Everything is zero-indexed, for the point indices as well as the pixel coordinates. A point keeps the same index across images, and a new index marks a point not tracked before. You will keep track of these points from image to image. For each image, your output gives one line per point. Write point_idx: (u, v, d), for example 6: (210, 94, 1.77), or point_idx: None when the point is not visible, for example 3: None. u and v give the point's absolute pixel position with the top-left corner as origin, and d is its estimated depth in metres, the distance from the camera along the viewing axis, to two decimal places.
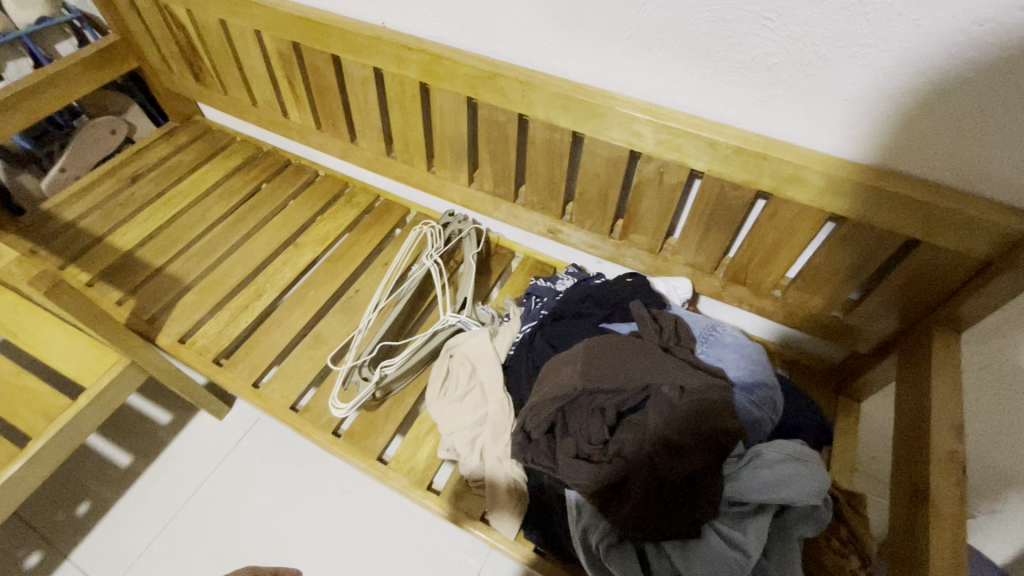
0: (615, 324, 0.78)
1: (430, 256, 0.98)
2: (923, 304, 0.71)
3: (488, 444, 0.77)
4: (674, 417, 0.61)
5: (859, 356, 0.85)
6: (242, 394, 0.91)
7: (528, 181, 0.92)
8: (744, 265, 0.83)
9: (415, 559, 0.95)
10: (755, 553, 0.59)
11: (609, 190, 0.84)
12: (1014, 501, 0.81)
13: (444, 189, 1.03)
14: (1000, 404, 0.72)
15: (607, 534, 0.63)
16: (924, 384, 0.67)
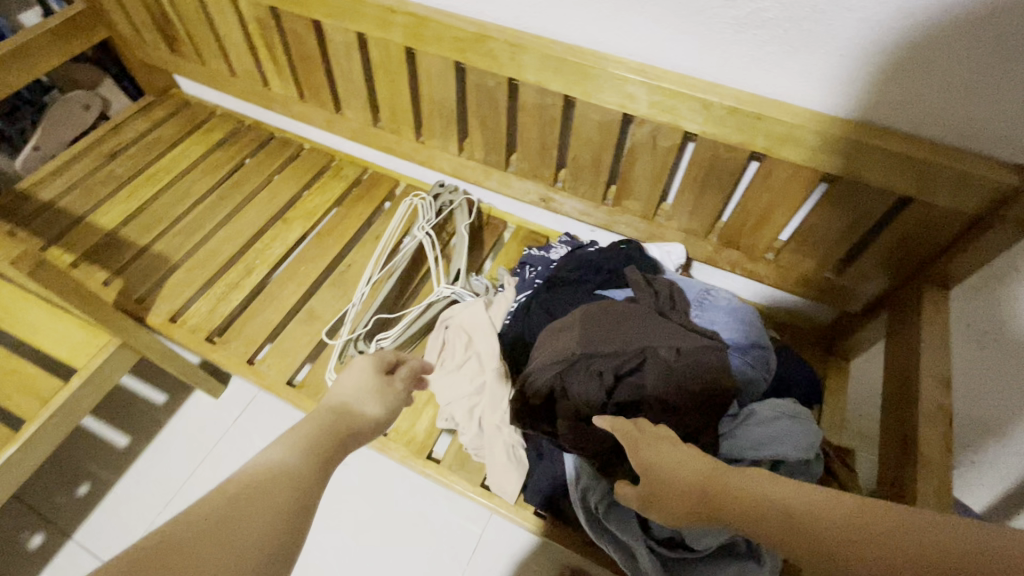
0: (609, 290, 0.78)
1: (422, 228, 0.97)
2: (915, 262, 0.72)
3: (488, 413, 0.77)
4: (672, 379, 0.62)
5: (851, 316, 0.86)
6: (238, 371, 0.91)
7: (519, 149, 0.90)
8: (737, 229, 0.84)
9: (418, 526, 0.97)
10: None
11: (602, 156, 0.83)
12: (994, 452, 0.84)
13: (434, 160, 1.02)
14: (983, 360, 0.73)
15: (605, 492, 0.65)
16: (914, 341, 0.68)
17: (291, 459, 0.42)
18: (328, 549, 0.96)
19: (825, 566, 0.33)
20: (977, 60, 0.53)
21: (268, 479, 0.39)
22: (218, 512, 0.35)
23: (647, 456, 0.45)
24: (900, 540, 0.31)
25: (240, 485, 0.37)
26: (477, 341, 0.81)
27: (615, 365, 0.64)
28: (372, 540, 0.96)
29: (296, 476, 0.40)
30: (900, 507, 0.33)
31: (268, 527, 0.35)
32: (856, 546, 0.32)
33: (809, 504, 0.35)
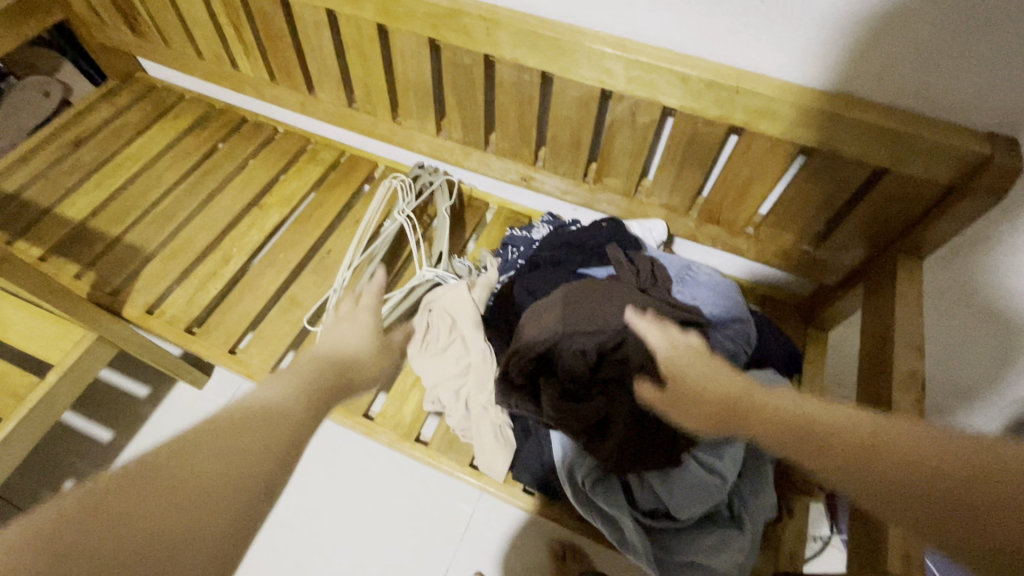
0: (592, 269, 0.78)
1: (402, 211, 0.96)
2: (890, 233, 0.73)
3: (474, 393, 0.78)
4: (654, 354, 0.63)
5: (828, 287, 0.87)
6: (220, 361, 0.90)
7: (497, 127, 0.89)
8: (716, 204, 0.84)
9: (409, 508, 0.98)
10: (731, 476, 0.63)
11: (581, 133, 0.82)
12: (965, 414, 0.87)
13: (412, 141, 1.00)
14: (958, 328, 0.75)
15: (592, 468, 0.66)
16: (889, 310, 0.70)
17: (277, 397, 0.41)
18: (320, 534, 0.97)
19: (841, 467, 0.35)
20: (953, 26, 0.53)
21: (266, 412, 0.39)
22: (205, 447, 0.36)
23: (677, 368, 0.48)
24: (931, 450, 0.33)
25: (226, 420, 0.38)
26: (461, 323, 0.81)
27: (597, 342, 0.64)
28: (364, 522, 0.97)
29: (285, 412, 0.40)
30: (937, 429, 0.34)
31: (250, 464, 0.36)
32: (887, 450, 0.34)
33: (851, 420, 0.37)
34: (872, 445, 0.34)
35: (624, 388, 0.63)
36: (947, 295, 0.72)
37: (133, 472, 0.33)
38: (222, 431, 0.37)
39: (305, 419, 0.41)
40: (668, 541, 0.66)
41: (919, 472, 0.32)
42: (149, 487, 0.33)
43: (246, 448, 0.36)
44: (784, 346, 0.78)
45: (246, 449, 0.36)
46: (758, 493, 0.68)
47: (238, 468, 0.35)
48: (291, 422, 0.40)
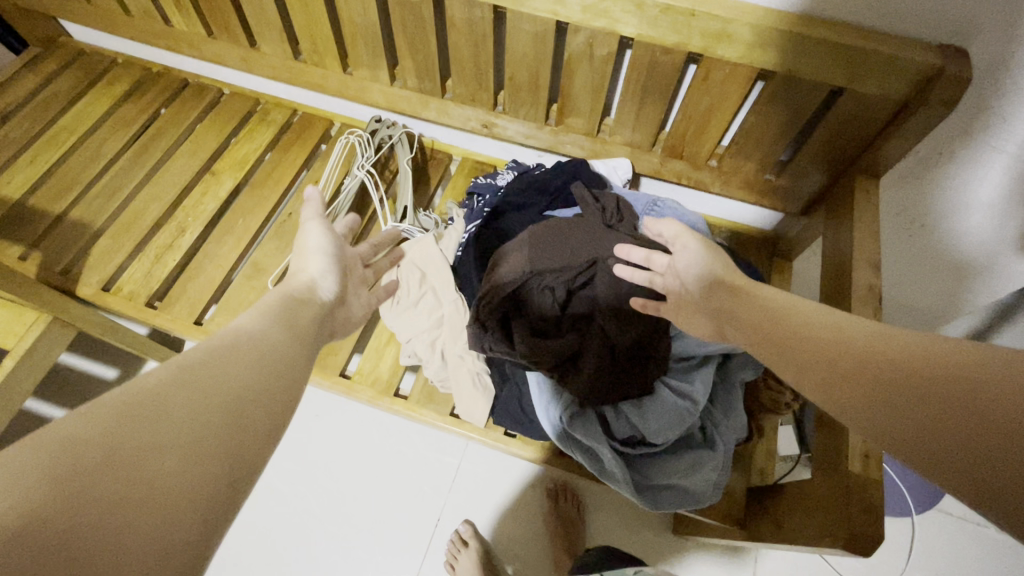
0: (557, 211, 0.77)
1: (361, 167, 0.93)
2: (847, 155, 0.74)
3: (449, 343, 0.79)
4: (621, 287, 0.65)
5: (791, 216, 0.89)
6: (187, 333, 0.88)
7: (453, 71, 0.86)
8: (679, 138, 0.84)
9: (397, 463, 0.99)
10: (703, 400, 0.65)
11: (539, 71, 0.79)
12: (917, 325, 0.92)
13: (366, 93, 0.96)
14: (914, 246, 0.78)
15: (570, 402, 0.67)
16: (847, 230, 0.71)
17: (254, 348, 0.40)
18: (310, 495, 0.98)
19: (811, 369, 0.37)
20: None
21: (248, 342, 0.41)
22: (199, 375, 0.35)
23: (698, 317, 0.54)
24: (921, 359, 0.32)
25: (201, 364, 0.36)
26: (432, 275, 0.81)
27: (566, 279, 0.65)
28: (353, 480, 0.99)
29: (260, 359, 0.40)
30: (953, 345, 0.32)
31: (236, 402, 0.35)
32: (858, 359, 0.35)
33: (859, 332, 0.37)
34: (849, 351, 0.36)
35: (593, 322, 0.65)
36: (904, 215, 0.75)
37: (117, 410, 0.31)
38: (201, 374, 0.35)
39: (284, 365, 0.41)
40: (645, 466, 0.69)
41: (879, 376, 0.33)
42: (132, 422, 0.30)
43: (235, 392, 0.36)
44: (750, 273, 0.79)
45: (228, 391, 0.36)
46: (728, 415, 0.70)
47: (232, 409, 0.35)
48: (273, 367, 0.40)
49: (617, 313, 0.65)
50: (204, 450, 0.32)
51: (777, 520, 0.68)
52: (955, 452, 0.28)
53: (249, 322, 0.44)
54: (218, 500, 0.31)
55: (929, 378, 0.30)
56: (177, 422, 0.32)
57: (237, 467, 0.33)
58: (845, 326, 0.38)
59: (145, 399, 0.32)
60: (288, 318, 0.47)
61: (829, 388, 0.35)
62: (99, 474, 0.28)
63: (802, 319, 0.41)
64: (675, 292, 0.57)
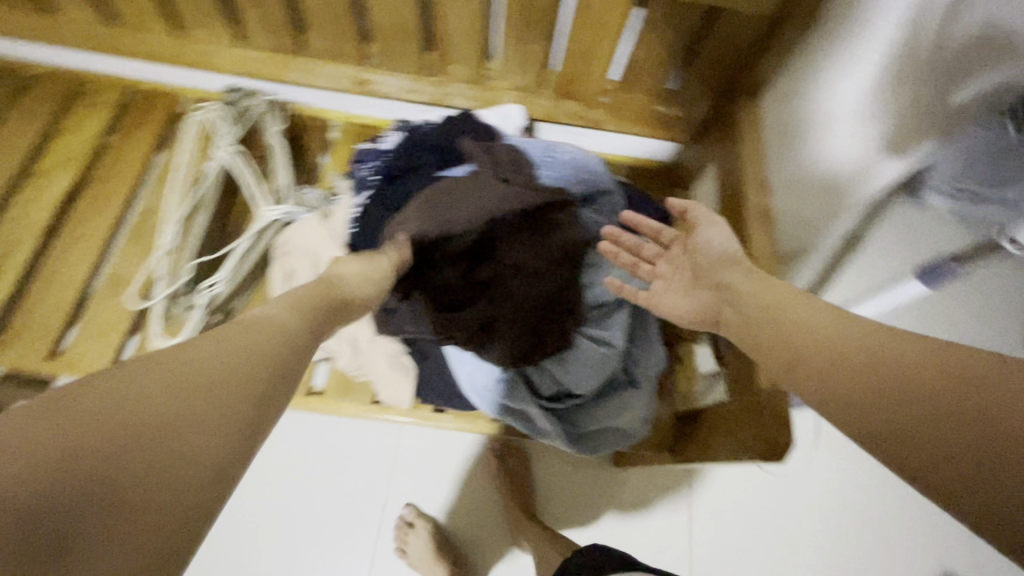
0: (450, 167, 0.71)
1: (224, 147, 0.81)
2: (731, 72, 0.75)
3: (357, 329, 0.74)
4: (525, 244, 0.63)
5: (685, 146, 0.90)
6: (43, 368, 0.75)
7: (309, 23, 0.75)
8: (566, 76, 0.80)
9: (329, 459, 0.94)
10: (620, 343, 0.65)
11: (406, 14, 0.71)
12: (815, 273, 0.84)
13: (214, 59, 0.83)
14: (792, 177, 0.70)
15: (492, 370, 0.65)
16: (738, 153, 0.72)
17: (260, 346, 0.39)
18: (239, 511, 0.91)
19: (805, 360, 0.41)
20: None
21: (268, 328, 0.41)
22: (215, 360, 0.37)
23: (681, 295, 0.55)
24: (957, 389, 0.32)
25: (224, 348, 0.38)
26: (324, 259, 0.74)
27: (467, 246, 0.61)
28: (285, 485, 0.93)
29: (263, 359, 0.39)
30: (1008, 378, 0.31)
31: (247, 399, 0.36)
32: (890, 377, 0.35)
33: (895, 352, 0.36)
34: (843, 349, 0.39)
35: (501, 286, 0.62)
36: (789, 128, 0.68)
37: (109, 410, 0.31)
38: (196, 380, 0.35)
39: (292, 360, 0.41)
40: (575, 416, 0.70)
41: (868, 368, 0.36)
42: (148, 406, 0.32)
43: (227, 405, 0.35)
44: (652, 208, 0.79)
45: (233, 385, 0.36)
46: (648, 351, 0.72)
47: (216, 424, 0.34)
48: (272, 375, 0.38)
49: (525, 273, 0.62)
50: (175, 475, 0.31)
51: (701, 441, 0.71)
52: (974, 482, 0.29)
53: (271, 311, 0.43)
54: (179, 531, 0.30)
55: (912, 377, 0.34)
56: (156, 443, 0.31)
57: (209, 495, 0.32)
58: (847, 322, 0.41)
59: (135, 401, 0.32)
60: (304, 310, 0.45)
61: (820, 378, 0.39)
62: (71, 498, 0.28)
63: (802, 313, 0.44)
64: (675, 272, 0.57)
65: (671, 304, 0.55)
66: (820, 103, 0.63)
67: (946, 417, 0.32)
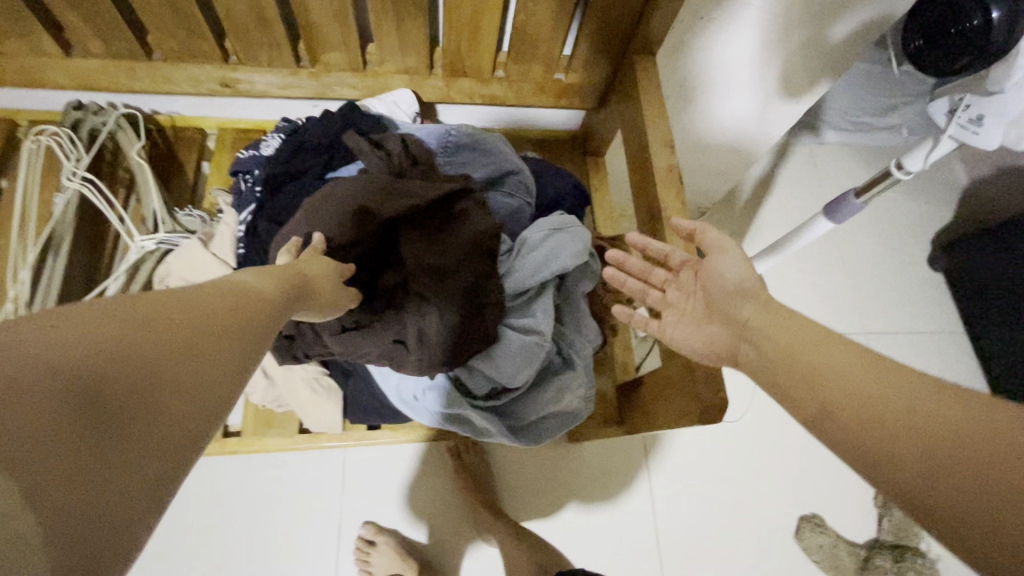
0: (339, 169, 0.65)
1: (72, 174, 0.70)
2: (624, 33, 0.71)
3: (266, 357, 0.67)
4: (431, 242, 0.59)
5: (592, 112, 0.87)
6: None
7: (147, 20, 0.65)
8: (454, 53, 0.74)
9: (269, 494, 0.88)
10: (548, 330, 0.63)
11: (259, 0, 0.63)
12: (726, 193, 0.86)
13: (42, 75, 0.71)
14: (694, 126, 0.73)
15: (418, 379, 0.61)
16: (640, 114, 0.70)
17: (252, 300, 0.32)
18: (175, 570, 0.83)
19: (832, 415, 0.35)
20: None
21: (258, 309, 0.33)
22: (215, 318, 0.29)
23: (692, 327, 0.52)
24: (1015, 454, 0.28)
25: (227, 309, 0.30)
26: None
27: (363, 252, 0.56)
28: (223, 532, 0.86)
29: (255, 311, 0.31)
30: None
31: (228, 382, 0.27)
32: (928, 433, 0.31)
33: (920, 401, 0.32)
34: (880, 401, 0.33)
35: (410, 291, 0.58)
36: (688, 83, 0.68)
37: (94, 328, 0.23)
38: (199, 311, 0.27)
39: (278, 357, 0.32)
40: (514, 409, 0.67)
41: (918, 434, 0.31)
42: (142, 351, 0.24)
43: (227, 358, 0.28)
44: (563, 181, 0.76)
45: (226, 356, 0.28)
46: (579, 329, 0.70)
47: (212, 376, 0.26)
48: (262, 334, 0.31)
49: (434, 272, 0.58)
50: (152, 430, 0.23)
51: (644, 410, 0.71)
52: None
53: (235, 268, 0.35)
54: (144, 502, 0.22)
55: (976, 453, 0.29)
56: (143, 379, 0.24)
57: (178, 466, 0.24)
58: (878, 371, 0.35)
59: (126, 323, 0.24)
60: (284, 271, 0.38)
61: (852, 429, 0.33)
62: (28, 438, 0.20)
63: (826, 356, 0.38)
64: (686, 300, 0.53)
65: (684, 339, 0.51)
66: (703, 64, 0.65)
67: (1019, 506, 0.27)
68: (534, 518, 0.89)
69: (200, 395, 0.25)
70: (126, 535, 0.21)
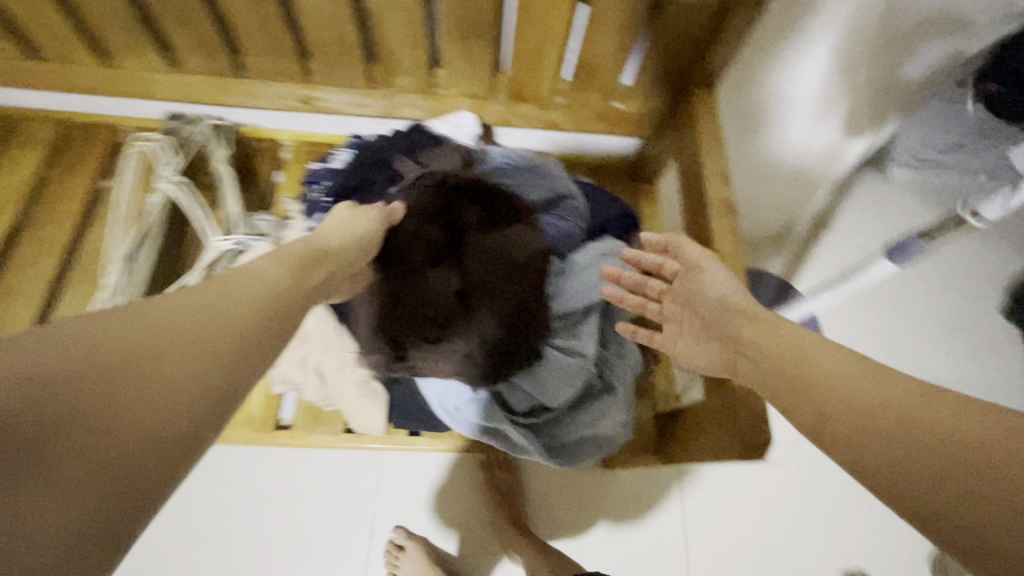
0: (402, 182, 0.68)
1: (167, 176, 0.78)
2: (684, 65, 0.71)
3: (323, 358, 0.71)
4: (487, 258, 0.62)
5: (646, 142, 0.88)
6: None
7: (245, 42, 0.72)
8: (517, 78, 0.78)
9: (309, 492, 0.91)
10: (591, 352, 0.64)
11: (343, 28, 0.69)
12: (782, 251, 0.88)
13: (149, 87, 0.79)
14: (755, 163, 0.71)
15: (462, 390, 0.63)
16: (695, 143, 0.71)
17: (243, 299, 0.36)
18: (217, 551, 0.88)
19: (832, 424, 0.34)
20: None
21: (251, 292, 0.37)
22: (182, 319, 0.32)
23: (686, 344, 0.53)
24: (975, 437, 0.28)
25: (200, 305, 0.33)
26: None
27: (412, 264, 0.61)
28: (262, 522, 0.90)
29: (236, 317, 0.34)
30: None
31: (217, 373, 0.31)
32: (912, 429, 0.30)
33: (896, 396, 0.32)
34: (876, 409, 0.32)
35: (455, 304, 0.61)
36: (753, 116, 0.67)
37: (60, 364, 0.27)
38: (157, 334, 0.30)
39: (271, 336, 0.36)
40: (553, 428, 0.68)
41: (904, 429, 0.31)
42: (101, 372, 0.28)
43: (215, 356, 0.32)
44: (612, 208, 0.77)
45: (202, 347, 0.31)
46: (622, 354, 0.70)
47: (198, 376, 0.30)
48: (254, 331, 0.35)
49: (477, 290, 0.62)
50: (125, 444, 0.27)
51: (680, 438, 0.71)
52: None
53: (257, 264, 0.41)
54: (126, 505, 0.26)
55: (962, 455, 0.28)
56: (125, 386, 0.28)
57: (162, 467, 0.28)
58: (874, 378, 0.34)
59: (95, 356, 0.28)
60: (298, 272, 0.42)
61: (858, 445, 0.32)
62: (26, 439, 0.25)
63: (821, 363, 0.38)
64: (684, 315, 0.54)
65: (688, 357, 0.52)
66: (779, 88, 0.61)
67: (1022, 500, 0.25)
68: (561, 538, 0.89)
69: (189, 393, 0.29)
70: (117, 529, 0.26)
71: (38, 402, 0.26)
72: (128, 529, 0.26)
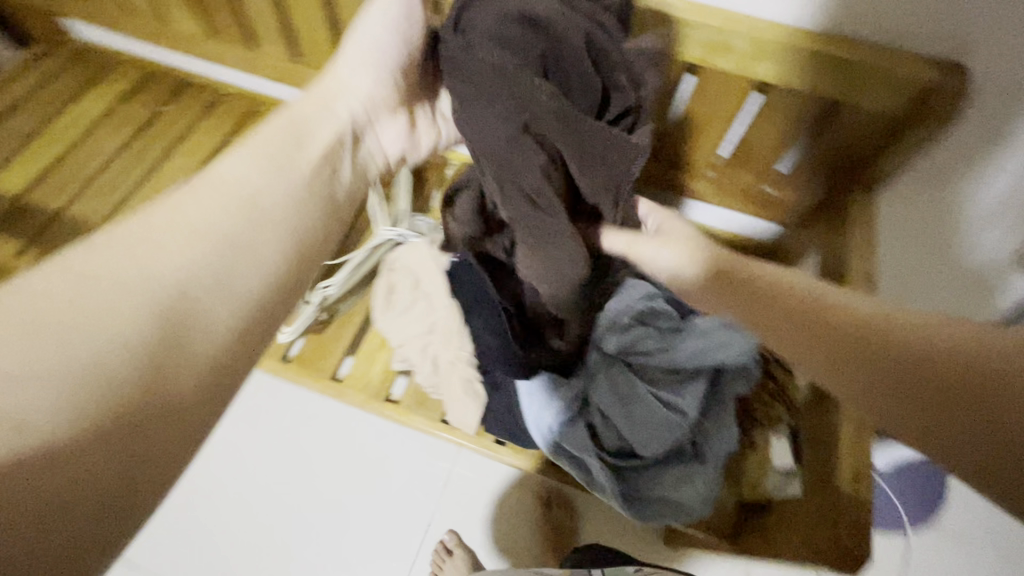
0: None
1: None
2: (851, 164, 0.71)
3: (442, 349, 0.79)
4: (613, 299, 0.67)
5: (788, 228, 0.88)
6: None
7: None
8: (676, 146, 0.83)
9: (389, 471, 0.99)
10: (692, 412, 0.65)
11: None
12: None
13: None
14: (913, 263, 0.70)
15: (560, 411, 0.68)
16: (845, 241, 0.70)
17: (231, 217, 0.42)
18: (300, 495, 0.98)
19: (809, 355, 0.40)
20: None
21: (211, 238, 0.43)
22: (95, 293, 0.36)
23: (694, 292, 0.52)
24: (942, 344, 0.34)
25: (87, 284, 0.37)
26: (426, 281, 0.81)
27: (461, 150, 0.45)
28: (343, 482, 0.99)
29: (166, 287, 0.39)
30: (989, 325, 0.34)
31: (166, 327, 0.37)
32: (920, 366, 0.34)
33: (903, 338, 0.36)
34: (873, 336, 0.37)
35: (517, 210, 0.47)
36: (927, 221, 0.66)
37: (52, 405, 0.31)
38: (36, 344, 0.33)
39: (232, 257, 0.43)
40: (634, 478, 0.68)
41: (888, 369, 0.35)
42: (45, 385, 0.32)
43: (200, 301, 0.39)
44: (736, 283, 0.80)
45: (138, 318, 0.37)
46: (720, 427, 0.70)
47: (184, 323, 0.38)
48: (245, 259, 0.43)
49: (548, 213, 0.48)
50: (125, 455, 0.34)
51: (767, 534, 0.67)
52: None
53: (195, 204, 0.44)
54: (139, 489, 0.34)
55: (962, 375, 0.32)
56: (126, 395, 0.34)
57: (173, 449, 0.36)
58: (829, 326, 0.39)
59: (82, 387, 0.33)
60: (292, 179, 0.49)
61: (865, 399, 0.36)
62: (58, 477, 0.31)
63: (791, 325, 0.41)
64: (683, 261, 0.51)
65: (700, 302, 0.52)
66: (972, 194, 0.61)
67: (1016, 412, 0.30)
68: None
69: (166, 348, 0.37)
70: (135, 498, 0.34)
71: (64, 448, 0.31)
72: (157, 485, 0.36)
